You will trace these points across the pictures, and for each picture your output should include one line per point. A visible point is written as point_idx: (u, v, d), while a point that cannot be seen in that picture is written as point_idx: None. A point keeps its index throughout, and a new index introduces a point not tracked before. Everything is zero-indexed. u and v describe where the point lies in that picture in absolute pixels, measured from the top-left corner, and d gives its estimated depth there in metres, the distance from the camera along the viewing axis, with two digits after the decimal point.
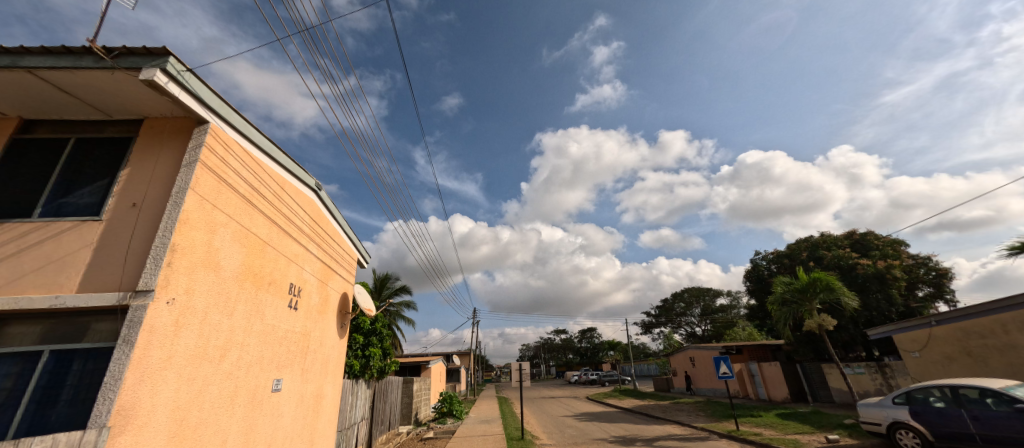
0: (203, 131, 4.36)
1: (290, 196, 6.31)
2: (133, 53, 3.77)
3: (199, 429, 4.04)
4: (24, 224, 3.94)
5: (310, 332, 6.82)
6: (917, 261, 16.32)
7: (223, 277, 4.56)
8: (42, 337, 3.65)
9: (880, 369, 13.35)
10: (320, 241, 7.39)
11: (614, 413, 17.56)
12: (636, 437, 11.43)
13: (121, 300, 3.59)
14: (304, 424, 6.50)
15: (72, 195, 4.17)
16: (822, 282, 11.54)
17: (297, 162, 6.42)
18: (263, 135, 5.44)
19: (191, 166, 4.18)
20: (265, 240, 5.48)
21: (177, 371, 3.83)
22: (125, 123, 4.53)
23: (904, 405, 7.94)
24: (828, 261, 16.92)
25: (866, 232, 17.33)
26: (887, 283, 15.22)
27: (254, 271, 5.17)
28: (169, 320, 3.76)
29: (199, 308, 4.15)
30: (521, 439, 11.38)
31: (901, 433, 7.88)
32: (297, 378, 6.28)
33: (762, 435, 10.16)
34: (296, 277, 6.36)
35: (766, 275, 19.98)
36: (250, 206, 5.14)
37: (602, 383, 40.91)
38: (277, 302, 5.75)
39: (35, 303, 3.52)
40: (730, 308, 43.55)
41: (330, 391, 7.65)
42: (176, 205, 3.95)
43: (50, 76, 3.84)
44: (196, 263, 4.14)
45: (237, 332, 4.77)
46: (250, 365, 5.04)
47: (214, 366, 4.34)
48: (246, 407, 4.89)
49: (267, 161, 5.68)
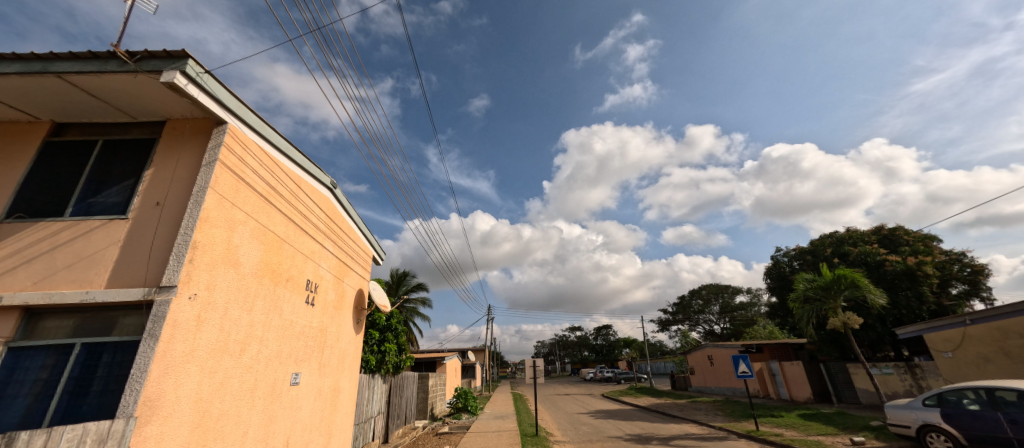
0: (221, 131, 4.49)
1: (307, 194, 6.42)
2: (155, 56, 3.87)
3: (219, 420, 4.20)
4: (57, 222, 4.13)
5: (327, 328, 6.94)
6: (950, 257, 15.51)
7: (242, 274, 4.70)
8: (75, 330, 3.83)
9: (910, 370, 12.77)
10: (336, 238, 7.50)
11: (629, 411, 17.46)
12: (652, 435, 11.27)
13: (146, 294, 3.74)
14: (322, 416, 6.62)
15: (100, 195, 4.33)
16: (847, 279, 11.01)
17: (313, 161, 6.50)
18: (279, 133, 5.53)
19: (211, 166, 4.30)
20: (282, 238, 5.61)
21: (199, 364, 3.98)
22: (149, 125, 4.69)
23: (935, 408, 7.62)
24: (854, 257, 16.20)
25: (895, 227, 16.53)
26: (917, 280, 14.46)
27: (272, 268, 5.30)
28: (190, 315, 3.90)
29: (220, 303, 4.30)
30: (535, 435, 11.34)
31: (931, 436, 7.56)
32: (315, 373, 6.41)
33: (783, 436, 9.96)
34: (312, 273, 6.49)
35: (788, 272, 19.37)
36: (267, 204, 5.27)
37: (618, 380, 40.69)
38: (294, 298, 5.88)
39: (67, 297, 3.71)
40: (750, 305, 42.60)
41: (347, 385, 7.79)
42: (196, 204, 4.09)
43: (77, 80, 3.99)
44: (216, 260, 4.27)
45: (256, 327, 4.91)
46: (269, 358, 5.18)
47: (234, 359, 4.47)
48: (265, 400, 5.03)
49: (285, 160, 5.79)
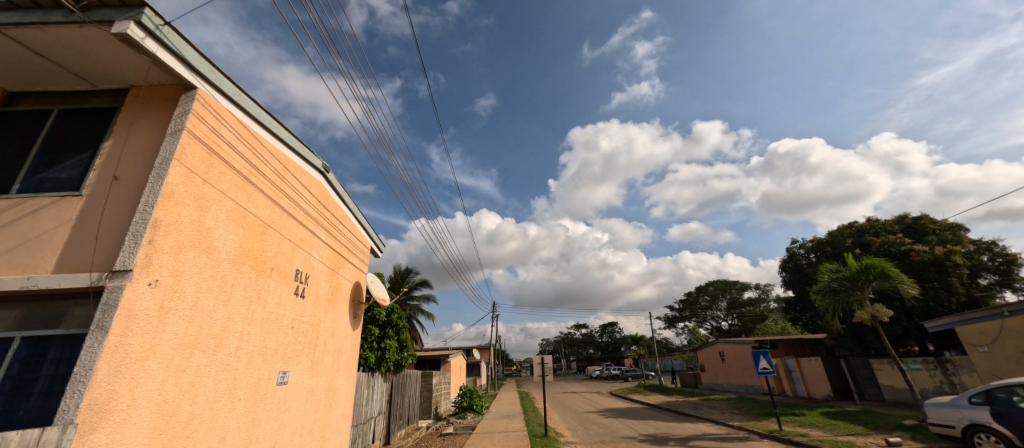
0: (190, 97, 3.95)
1: (295, 177, 5.88)
2: (106, 5, 3.33)
3: (190, 425, 3.68)
4: (1, 200, 3.61)
5: (319, 323, 6.40)
6: (980, 246, 14.73)
7: (217, 260, 4.16)
8: (17, 323, 3.30)
9: (940, 365, 12.05)
10: (328, 226, 6.95)
11: (640, 409, 16.84)
12: (668, 436, 10.66)
13: (96, 280, 3.20)
14: (314, 419, 6.10)
15: (53, 169, 3.81)
16: (876, 269, 10.32)
17: (301, 140, 5.96)
18: (260, 106, 4.98)
19: (176, 135, 3.77)
20: (265, 222, 5.06)
21: (163, 360, 3.46)
22: (111, 93, 4.15)
23: (984, 406, 6.96)
24: (877, 248, 15.45)
25: (920, 216, 15.73)
26: (946, 270, 13.73)
27: (253, 255, 4.76)
28: (151, 305, 3.37)
29: (189, 292, 3.77)
30: (544, 436, 10.73)
31: (980, 437, 6.92)
32: (306, 371, 5.89)
33: (809, 436, 9.32)
34: (302, 263, 5.95)
35: (805, 265, 18.70)
36: (247, 184, 4.72)
37: (624, 378, 40.06)
38: (281, 288, 5.34)
39: (6, 284, 3.17)
40: (759, 301, 41.83)
41: (343, 384, 7.28)
42: (158, 177, 3.55)
43: (20, 35, 3.45)
44: (184, 242, 3.73)
45: (235, 320, 4.38)
46: (252, 355, 4.66)
47: (208, 356, 3.95)
48: (247, 401, 4.50)
49: (268, 136, 5.23)
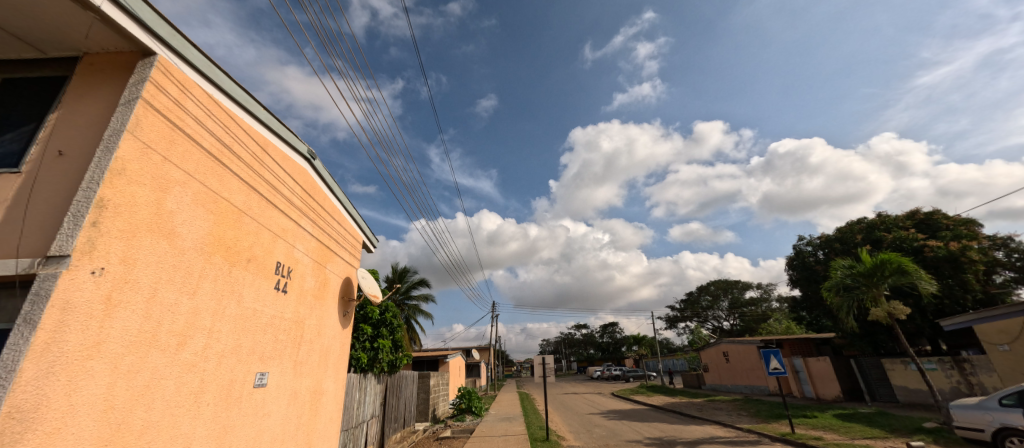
0: (148, 64, 3.51)
1: (275, 161, 5.43)
2: None
3: (145, 434, 3.24)
4: None
5: (304, 320, 5.95)
6: (995, 241, 14.30)
7: (181, 248, 3.71)
8: None
9: (957, 365, 11.61)
10: (315, 217, 6.51)
11: (644, 411, 16.38)
12: (675, 439, 10.20)
13: (29, 267, 2.77)
14: (298, 423, 5.65)
15: None
16: (892, 265, 9.87)
17: (283, 122, 5.52)
18: (233, 81, 4.54)
19: (130, 105, 3.33)
20: (240, 209, 4.61)
21: (111, 361, 3.01)
22: (63, 62, 3.71)
23: (1016, 408, 6.50)
24: (888, 244, 15.01)
25: (932, 211, 15.30)
26: (961, 266, 13.29)
27: (224, 244, 4.31)
28: (94, 296, 2.93)
29: (145, 283, 3.32)
30: (546, 439, 10.24)
31: (1010, 442, 6.48)
32: (288, 372, 5.44)
33: (823, 440, 8.86)
34: (284, 255, 5.50)
35: (813, 263, 18.27)
36: (217, 165, 4.27)
37: (625, 379, 39.58)
38: (259, 282, 4.89)
39: None
40: (760, 301, 41.42)
41: (331, 386, 6.83)
42: (106, 151, 3.11)
43: None
44: (139, 226, 3.29)
45: (202, 315, 3.94)
46: (224, 355, 4.22)
47: (169, 356, 3.50)
48: (217, 406, 4.07)
49: (243, 115, 4.80)
